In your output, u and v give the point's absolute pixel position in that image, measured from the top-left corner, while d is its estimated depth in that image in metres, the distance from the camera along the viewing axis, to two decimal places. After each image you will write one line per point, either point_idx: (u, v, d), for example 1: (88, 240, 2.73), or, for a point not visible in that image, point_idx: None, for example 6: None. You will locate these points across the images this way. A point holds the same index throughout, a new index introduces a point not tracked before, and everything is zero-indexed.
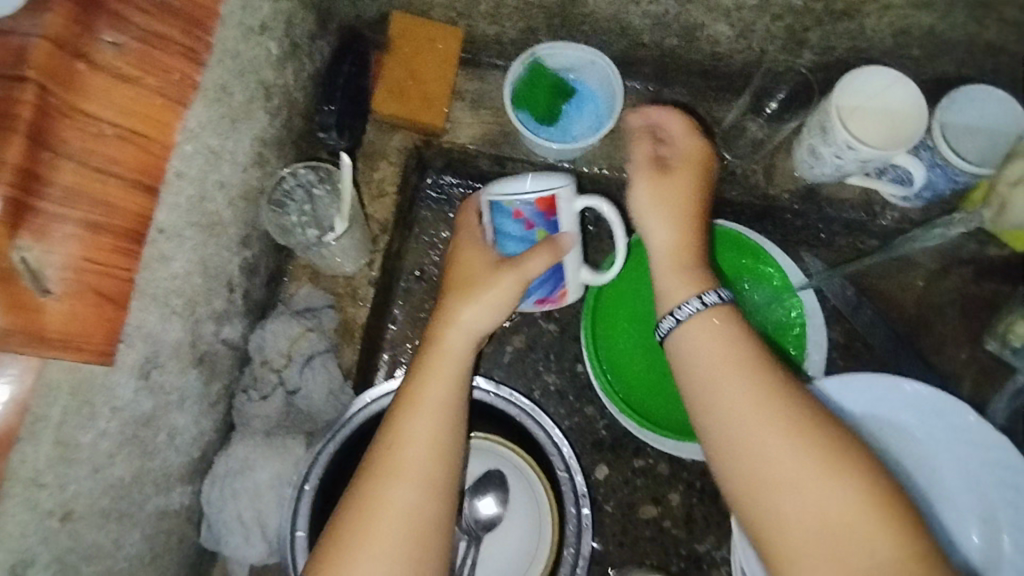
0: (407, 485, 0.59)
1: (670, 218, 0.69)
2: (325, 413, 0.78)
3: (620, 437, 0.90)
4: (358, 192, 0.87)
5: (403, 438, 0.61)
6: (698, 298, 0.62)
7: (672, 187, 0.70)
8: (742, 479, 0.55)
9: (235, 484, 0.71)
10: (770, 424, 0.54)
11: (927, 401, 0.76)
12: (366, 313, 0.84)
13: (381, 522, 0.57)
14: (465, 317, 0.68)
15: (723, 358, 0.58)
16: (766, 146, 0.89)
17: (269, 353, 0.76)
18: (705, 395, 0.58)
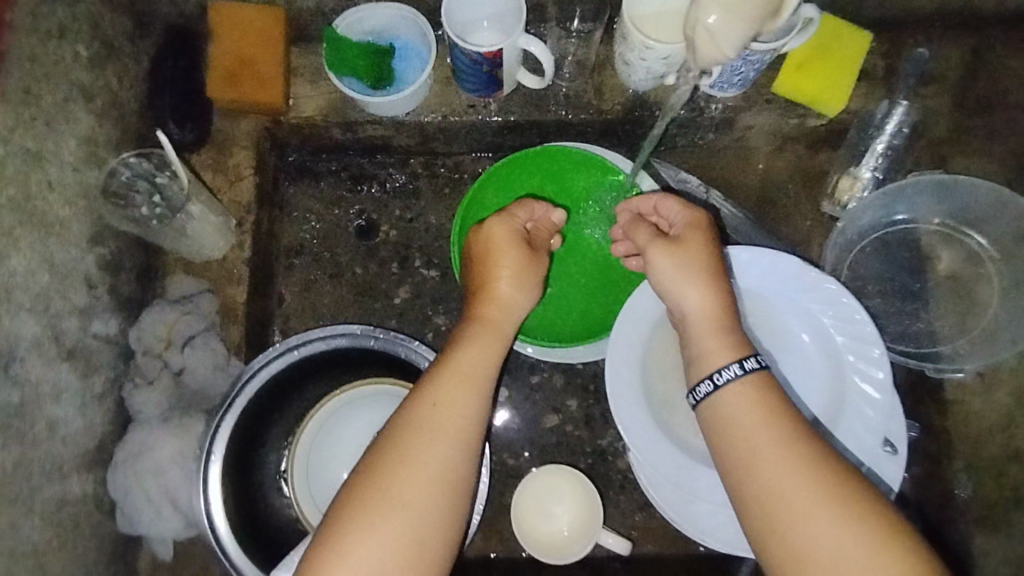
0: (440, 442, 0.62)
1: (700, 283, 0.68)
2: (218, 387, 0.82)
3: (514, 360, 0.96)
4: (216, 180, 0.91)
5: (430, 406, 0.63)
6: (752, 358, 0.62)
7: (688, 255, 0.70)
8: (772, 534, 0.55)
9: (137, 466, 0.75)
10: (802, 470, 0.56)
11: (748, 257, 0.82)
12: (245, 292, 0.88)
13: (405, 478, 0.60)
14: (513, 300, 0.74)
15: (764, 413, 0.59)
16: (591, 66, 0.96)
17: (149, 342, 0.80)
18: (741, 462, 0.58)
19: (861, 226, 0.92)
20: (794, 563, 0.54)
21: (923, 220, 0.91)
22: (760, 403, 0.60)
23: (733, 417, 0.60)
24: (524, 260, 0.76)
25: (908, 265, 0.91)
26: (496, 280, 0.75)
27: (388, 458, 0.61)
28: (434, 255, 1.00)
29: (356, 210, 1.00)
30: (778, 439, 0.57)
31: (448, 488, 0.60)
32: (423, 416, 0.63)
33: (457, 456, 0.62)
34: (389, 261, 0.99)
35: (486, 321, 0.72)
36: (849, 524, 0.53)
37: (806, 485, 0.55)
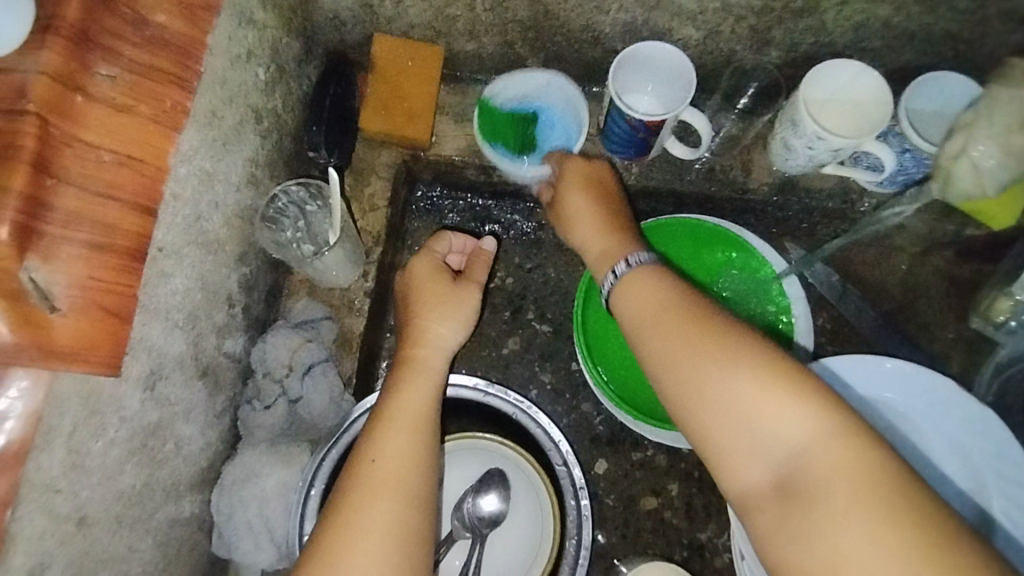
0: (382, 493, 0.62)
1: (587, 226, 0.78)
2: (327, 420, 0.80)
3: (617, 431, 0.92)
4: (350, 207, 0.91)
5: (370, 460, 0.64)
6: (621, 262, 0.69)
7: (574, 202, 0.80)
8: (698, 429, 0.56)
9: (243, 491, 0.74)
10: (730, 408, 0.54)
11: (926, 380, 0.76)
12: (363, 323, 0.88)
13: (363, 526, 0.59)
14: (438, 334, 0.76)
15: (665, 307, 0.62)
16: (739, 144, 0.93)
17: (270, 365, 0.79)
18: (638, 329, 0.63)
19: None
20: (722, 429, 0.54)
21: None
22: (657, 291, 0.64)
23: (646, 333, 0.61)
24: (431, 289, 0.79)
25: None
26: (417, 312, 0.78)
27: (346, 488, 0.63)
28: (549, 310, 0.97)
29: None
30: (682, 345, 0.58)
31: (412, 494, 0.63)
32: (376, 445, 0.65)
33: (411, 450, 0.65)
34: (502, 309, 0.97)
35: (415, 362, 0.73)
36: (755, 370, 0.53)
37: (709, 361, 0.56)
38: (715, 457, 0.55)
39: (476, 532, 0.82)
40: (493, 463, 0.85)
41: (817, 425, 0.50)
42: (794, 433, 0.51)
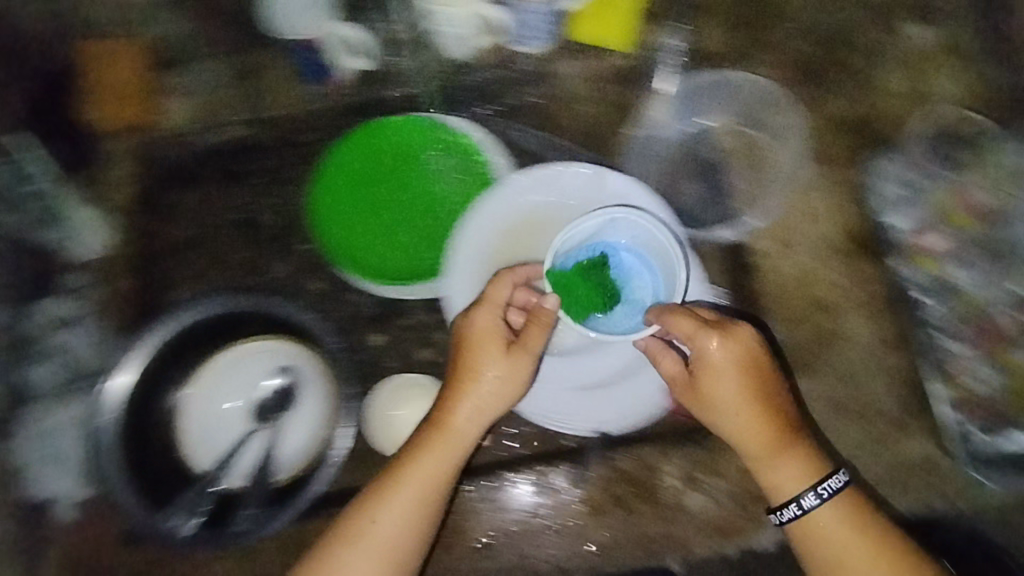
0: (380, 557, 0.79)
1: (744, 412, 0.77)
2: (104, 360, 0.96)
3: (382, 307, 1.06)
4: (96, 191, 1.04)
5: (369, 522, 0.79)
6: (811, 492, 0.77)
7: (732, 399, 0.77)
8: (796, 531, 0.79)
9: (37, 430, 0.89)
10: (846, 528, 0.77)
11: (549, 174, 1.00)
12: (131, 283, 1.03)
13: (348, 565, 0.78)
14: (461, 420, 0.82)
15: (778, 444, 0.78)
16: (408, 44, 1.10)
17: (38, 329, 0.95)
18: (698, 398, 0.79)
19: (664, 138, 1.06)
20: (798, 533, 0.78)
21: (712, 122, 1.05)
22: (742, 411, 0.77)
23: (749, 448, 0.79)
24: (507, 372, 0.81)
25: (705, 164, 1.04)
26: (479, 374, 0.81)
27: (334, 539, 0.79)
28: None
29: (231, 204, 1.12)
30: (790, 467, 0.78)
31: (404, 553, 0.80)
32: (372, 515, 0.79)
33: (405, 539, 0.80)
34: None
35: (446, 439, 0.82)
36: (860, 551, 0.76)
37: (798, 485, 0.78)
38: (759, 472, 0.80)
39: (271, 420, 0.95)
40: (274, 360, 0.98)
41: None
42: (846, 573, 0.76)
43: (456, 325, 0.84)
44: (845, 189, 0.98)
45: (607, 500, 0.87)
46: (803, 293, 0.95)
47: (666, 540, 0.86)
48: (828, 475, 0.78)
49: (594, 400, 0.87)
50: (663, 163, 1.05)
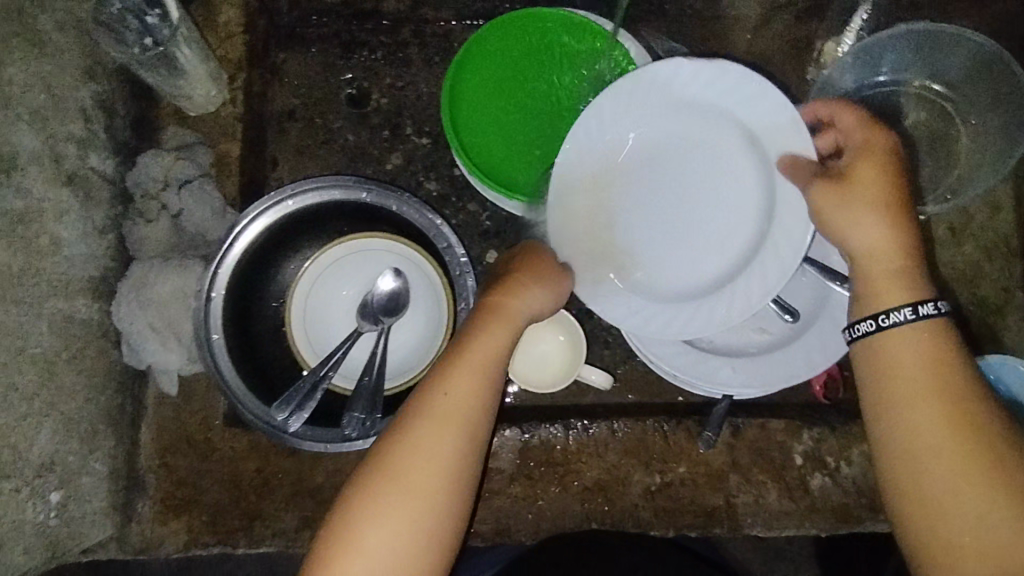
0: (447, 429, 0.62)
1: (874, 219, 0.64)
2: (215, 232, 0.84)
3: (504, 224, 0.99)
4: (205, 35, 0.92)
5: (441, 395, 0.63)
6: (916, 306, 0.61)
7: (858, 194, 0.65)
8: (904, 484, 0.57)
9: (141, 298, 0.79)
10: (982, 487, 0.54)
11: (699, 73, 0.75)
12: (239, 147, 0.90)
13: (397, 466, 0.60)
14: (532, 300, 0.71)
15: (920, 378, 0.58)
16: None
17: (145, 184, 0.82)
18: (886, 387, 0.59)
19: (845, 87, 0.93)
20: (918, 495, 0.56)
21: (906, 80, 0.92)
22: (940, 424, 0.56)
23: (897, 363, 0.59)
24: (547, 277, 0.73)
25: (887, 127, 0.92)
26: (529, 281, 0.72)
27: (409, 414, 0.63)
28: (427, 124, 1.01)
29: (346, 78, 1.00)
30: (929, 403, 0.57)
31: (455, 465, 0.62)
32: (454, 385, 0.64)
33: (455, 437, 0.62)
34: (381, 128, 1.00)
35: (504, 317, 0.69)
36: (978, 499, 0.54)
37: (934, 427, 0.56)
38: (889, 426, 0.59)
39: (378, 324, 0.88)
40: (386, 260, 0.90)
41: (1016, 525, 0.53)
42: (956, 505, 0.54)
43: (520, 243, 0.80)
44: None
45: (728, 467, 0.84)
46: (971, 289, 0.89)
47: (781, 518, 0.84)
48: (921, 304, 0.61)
49: (728, 361, 0.83)
50: None
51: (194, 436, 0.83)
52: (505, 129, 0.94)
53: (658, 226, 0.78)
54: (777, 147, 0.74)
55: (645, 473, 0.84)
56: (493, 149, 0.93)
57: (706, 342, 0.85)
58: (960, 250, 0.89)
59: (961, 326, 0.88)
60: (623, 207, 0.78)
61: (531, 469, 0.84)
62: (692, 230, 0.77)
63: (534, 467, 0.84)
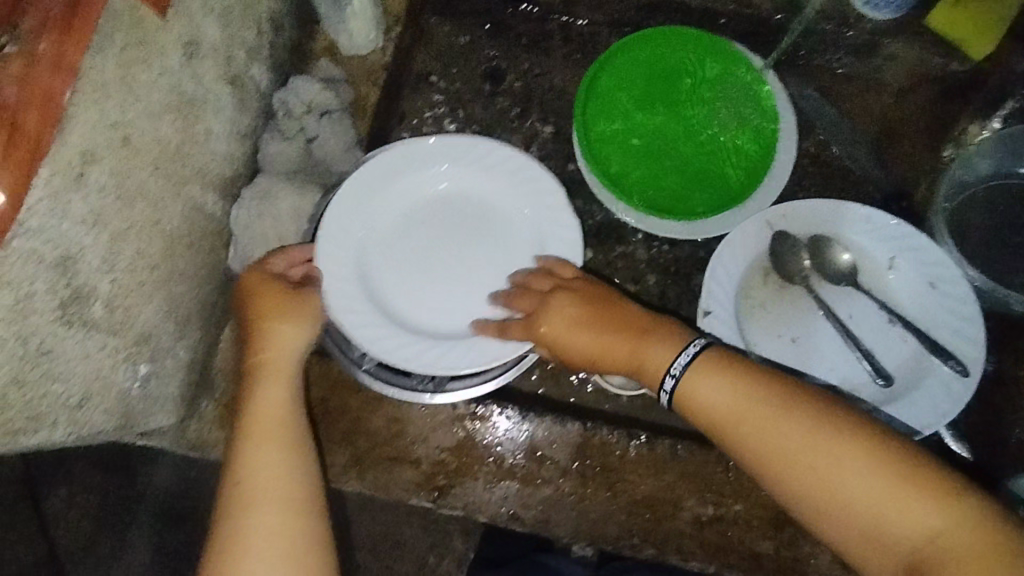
0: (269, 510, 0.65)
1: (595, 336, 0.72)
2: (340, 164, 0.87)
3: (606, 225, 0.98)
4: None
5: (244, 478, 0.67)
6: (670, 373, 0.68)
7: (568, 315, 0.74)
8: (809, 509, 0.61)
9: (262, 207, 0.81)
10: (825, 459, 0.60)
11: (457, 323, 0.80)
12: (378, 94, 0.95)
13: (252, 527, 0.64)
14: (284, 335, 0.74)
15: (740, 402, 0.64)
16: None
17: (292, 103, 0.84)
18: (734, 424, 0.64)
19: (978, 171, 0.92)
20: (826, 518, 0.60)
21: None
22: (751, 428, 0.63)
23: (717, 412, 0.65)
24: (300, 312, 0.76)
25: (1017, 220, 0.91)
26: (271, 325, 0.75)
27: (235, 510, 0.65)
28: (553, 114, 1.02)
29: (489, 55, 1.03)
30: (800, 433, 0.61)
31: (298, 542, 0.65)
32: (250, 465, 0.67)
33: (296, 497, 0.67)
34: (509, 108, 1.02)
35: (271, 370, 0.74)
36: (887, 478, 0.58)
37: (808, 447, 0.60)
38: (775, 478, 0.62)
39: None
40: None
41: (892, 487, 0.57)
42: (867, 502, 0.58)
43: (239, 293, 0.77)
44: None
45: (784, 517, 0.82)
46: None
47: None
48: (677, 354, 0.69)
49: None
50: (971, 199, 0.92)
51: None
52: (641, 111, 0.96)
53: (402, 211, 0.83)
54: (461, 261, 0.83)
55: (699, 502, 0.82)
56: (617, 148, 0.95)
57: None
58: None
59: None
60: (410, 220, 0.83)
61: (585, 467, 0.83)
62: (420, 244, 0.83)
63: (590, 468, 0.83)
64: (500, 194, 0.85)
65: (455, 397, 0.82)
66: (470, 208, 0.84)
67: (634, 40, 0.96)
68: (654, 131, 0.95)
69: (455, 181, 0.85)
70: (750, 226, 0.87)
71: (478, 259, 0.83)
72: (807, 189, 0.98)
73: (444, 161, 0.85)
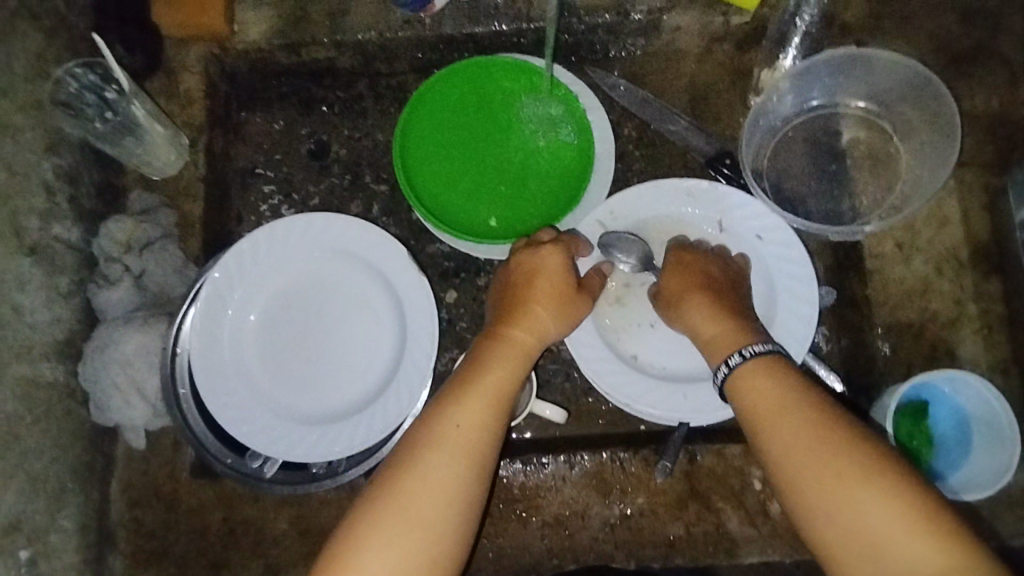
0: (462, 461, 0.66)
1: (694, 290, 0.79)
2: (177, 289, 0.88)
3: (461, 263, 1.00)
4: (167, 104, 0.97)
5: (455, 425, 0.67)
6: (737, 352, 0.72)
7: (677, 276, 0.82)
8: (796, 512, 0.61)
9: (105, 356, 0.82)
10: (819, 471, 0.60)
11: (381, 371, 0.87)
12: (202, 206, 0.94)
13: (429, 469, 0.65)
14: (542, 328, 0.77)
15: (783, 395, 0.66)
16: None
17: (108, 248, 0.86)
18: (758, 422, 0.66)
19: (782, 114, 0.96)
20: (809, 522, 0.59)
21: (843, 104, 0.95)
22: (785, 416, 0.64)
23: (757, 407, 0.67)
24: (559, 300, 0.79)
25: (825, 150, 0.94)
26: (534, 306, 0.78)
27: (423, 443, 0.66)
28: (385, 170, 1.01)
29: (306, 133, 1.03)
30: (816, 441, 0.61)
31: (462, 487, 0.65)
32: (451, 411, 0.68)
33: (475, 473, 0.66)
34: (342, 175, 1.02)
35: (516, 347, 0.75)
36: (886, 507, 0.56)
37: (816, 458, 0.60)
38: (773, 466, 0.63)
39: None
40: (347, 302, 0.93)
41: (888, 514, 0.55)
42: (861, 522, 0.56)
43: (514, 255, 0.82)
44: (978, 197, 0.91)
45: (687, 495, 0.85)
46: (921, 305, 0.89)
47: (740, 542, 0.83)
48: (751, 343, 0.73)
49: (683, 387, 0.85)
50: (781, 142, 0.95)
51: (163, 488, 0.86)
52: (450, 166, 0.98)
53: (251, 339, 0.87)
54: (345, 332, 0.88)
55: (604, 506, 0.85)
56: (446, 191, 0.97)
57: (662, 371, 0.87)
58: (908, 264, 0.90)
59: (914, 342, 0.88)
60: (268, 336, 0.87)
61: (489, 507, 0.85)
62: (302, 342, 0.87)
63: (495, 507, 0.85)
64: (324, 266, 0.89)
65: (348, 481, 0.85)
66: (315, 287, 0.88)
67: (432, 83, 0.98)
68: (476, 160, 0.98)
69: (268, 290, 0.88)
70: (584, 232, 0.89)
71: (342, 326, 0.88)
72: (636, 178, 1.01)
73: (237, 287, 0.87)
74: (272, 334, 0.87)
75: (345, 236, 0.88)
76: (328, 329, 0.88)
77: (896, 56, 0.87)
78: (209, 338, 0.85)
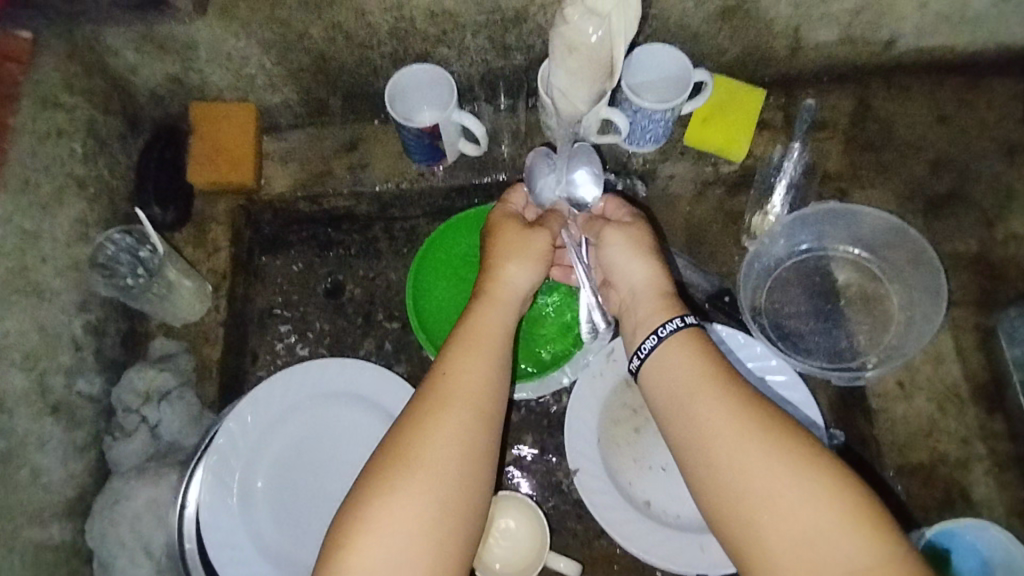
0: (475, 416, 0.63)
1: (644, 257, 0.75)
2: (190, 438, 0.89)
3: None
4: (193, 252, 1.03)
5: (442, 377, 0.65)
6: (674, 319, 0.69)
7: (629, 231, 0.77)
8: (717, 502, 0.59)
9: (114, 512, 0.82)
10: (760, 459, 0.58)
11: None
12: (220, 349, 0.98)
13: (435, 434, 0.61)
14: (516, 270, 0.74)
15: (712, 372, 0.64)
16: (510, 133, 1.08)
17: (127, 398, 0.88)
18: (685, 399, 0.63)
19: (776, 255, 1.01)
20: (728, 507, 0.58)
21: (832, 249, 1.00)
22: (715, 401, 0.62)
23: (677, 382, 0.65)
24: (512, 232, 0.77)
25: (821, 292, 0.99)
26: (503, 258, 0.75)
27: (422, 411, 0.63)
28: (397, 308, 1.04)
29: (324, 274, 1.06)
30: (750, 435, 0.59)
31: (465, 463, 0.61)
32: (449, 374, 0.65)
33: (482, 438, 0.62)
34: (355, 316, 1.04)
35: (497, 299, 0.72)
36: (823, 503, 0.56)
37: (750, 450, 0.59)
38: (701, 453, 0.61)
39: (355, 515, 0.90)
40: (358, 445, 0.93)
41: (833, 515, 0.55)
42: (788, 513, 0.56)
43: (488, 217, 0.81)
44: (969, 336, 0.94)
45: None
46: (931, 445, 0.89)
47: None
48: (675, 318, 0.70)
49: (699, 537, 0.84)
50: (776, 283, 1.00)
51: None
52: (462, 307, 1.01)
53: (260, 490, 0.86)
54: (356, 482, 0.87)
55: None
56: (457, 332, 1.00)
57: (677, 518, 0.86)
58: (913, 404, 0.91)
59: (926, 484, 0.88)
60: (278, 484, 0.86)
61: None
62: (312, 491, 0.86)
63: None
64: (336, 411, 0.89)
65: None
66: (325, 433, 0.89)
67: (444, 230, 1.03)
68: None
69: (278, 436, 0.87)
70: (592, 376, 0.91)
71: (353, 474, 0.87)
72: None
73: (248, 434, 0.86)
74: (282, 484, 0.86)
75: (357, 381, 0.90)
76: (338, 477, 0.87)
77: (878, 213, 0.96)
78: (218, 492, 0.84)
